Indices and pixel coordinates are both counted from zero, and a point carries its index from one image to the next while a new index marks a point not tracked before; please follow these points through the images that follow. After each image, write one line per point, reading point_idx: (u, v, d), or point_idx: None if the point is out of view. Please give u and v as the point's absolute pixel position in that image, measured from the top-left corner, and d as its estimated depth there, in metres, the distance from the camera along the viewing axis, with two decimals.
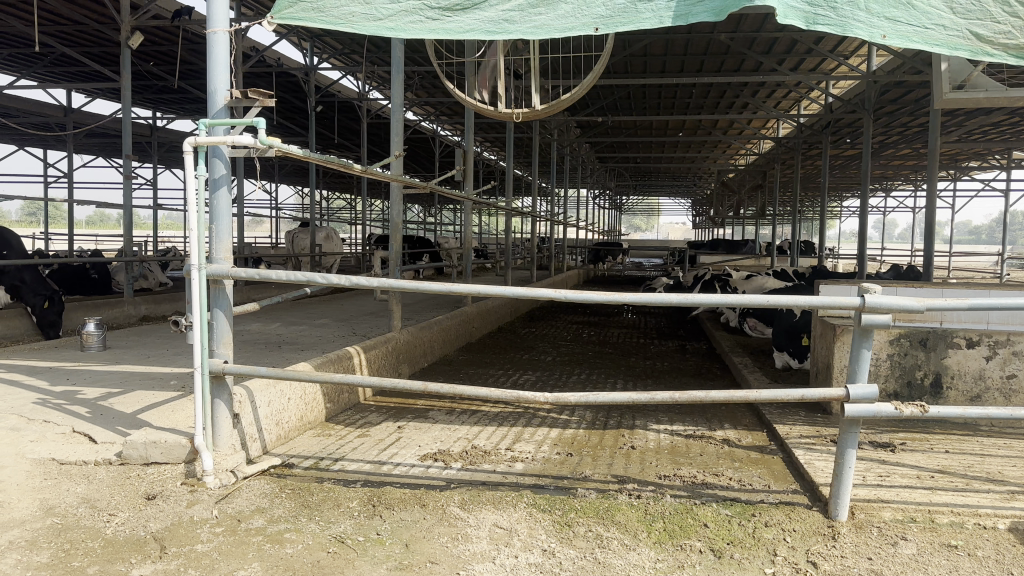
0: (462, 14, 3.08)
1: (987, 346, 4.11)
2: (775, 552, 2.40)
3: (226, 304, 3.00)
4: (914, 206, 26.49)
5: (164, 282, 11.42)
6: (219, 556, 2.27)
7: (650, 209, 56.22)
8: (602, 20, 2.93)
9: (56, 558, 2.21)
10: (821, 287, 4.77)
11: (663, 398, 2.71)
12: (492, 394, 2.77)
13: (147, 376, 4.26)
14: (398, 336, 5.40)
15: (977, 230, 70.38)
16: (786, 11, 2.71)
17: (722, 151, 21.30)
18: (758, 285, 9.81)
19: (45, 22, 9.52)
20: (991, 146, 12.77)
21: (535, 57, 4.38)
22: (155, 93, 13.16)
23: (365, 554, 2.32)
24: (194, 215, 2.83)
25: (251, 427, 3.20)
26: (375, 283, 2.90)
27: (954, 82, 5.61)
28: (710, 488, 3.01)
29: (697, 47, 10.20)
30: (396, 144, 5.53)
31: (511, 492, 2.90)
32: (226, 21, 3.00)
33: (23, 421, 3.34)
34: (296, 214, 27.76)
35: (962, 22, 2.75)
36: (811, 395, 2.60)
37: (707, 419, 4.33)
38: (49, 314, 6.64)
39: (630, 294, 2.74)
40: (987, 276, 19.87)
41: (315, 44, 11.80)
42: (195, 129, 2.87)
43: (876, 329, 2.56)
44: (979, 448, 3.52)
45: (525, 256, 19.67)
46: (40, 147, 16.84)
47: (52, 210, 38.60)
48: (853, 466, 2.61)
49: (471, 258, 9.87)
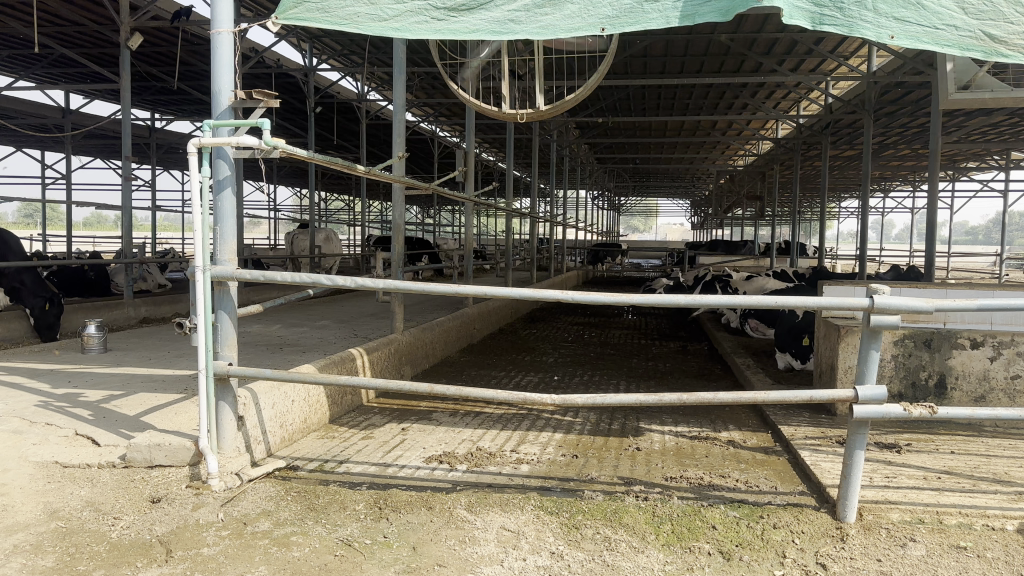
0: (468, 14, 3.07)
1: (991, 346, 4.11)
2: (785, 554, 2.38)
3: (231, 306, 2.98)
4: (912, 207, 26.52)
5: (163, 284, 11.40)
6: (226, 560, 2.26)
7: (648, 210, 56.38)
8: (608, 20, 2.93)
9: (61, 562, 2.19)
10: (825, 287, 4.77)
11: (671, 400, 2.70)
12: (498, 396, 2.75)
13: (149, 379, 4.24)
14: (400, 337, 5.40)
15: (974, 231, 70.51)
16: (793, 11, 2.70)
17: (721, 151, 21.32)
18: (759, 285, 9.82)
19: (45, 23, 9.50)
20: (990, 146, 12.79)
21: (539, 57, 4.37)
22: (154, 94, 13.12)
23: (373, 558, 2.30)
24: (199, 216, 2.82)
25: (255, 430, 3.19)
26: (380, 285, 2.88)
27: (959, 83, 5.62)
28: (716, 489, 3.00)
29: (697, 47, 10.20)
30: (398, 145, 5.52)
31: (518, 494, 2.89)
32: (230, 21, 2.99)
33: (25, 423, 3.32)
34: (296, 214, 27.74)
35: (974, 23, 2.75)
36: (819, 396, 2.59)
37: (711, 420, 4.32)
38: (49, 316, 6.64)
39: (637, 295, 2.73)
40: (986, 276, 19.88)
41: (315, 45, 11.79)
42: (199, 130, 2.86)
43: (885, 330, 2.55)
44: (984, 449, 3.52)
45: (525, 257, 19.68)
46: (38, 148, 16.81)
47: (50, 211, 38.55)
48: (861, 467, 2.60)
49: (472, 260, 9.87)
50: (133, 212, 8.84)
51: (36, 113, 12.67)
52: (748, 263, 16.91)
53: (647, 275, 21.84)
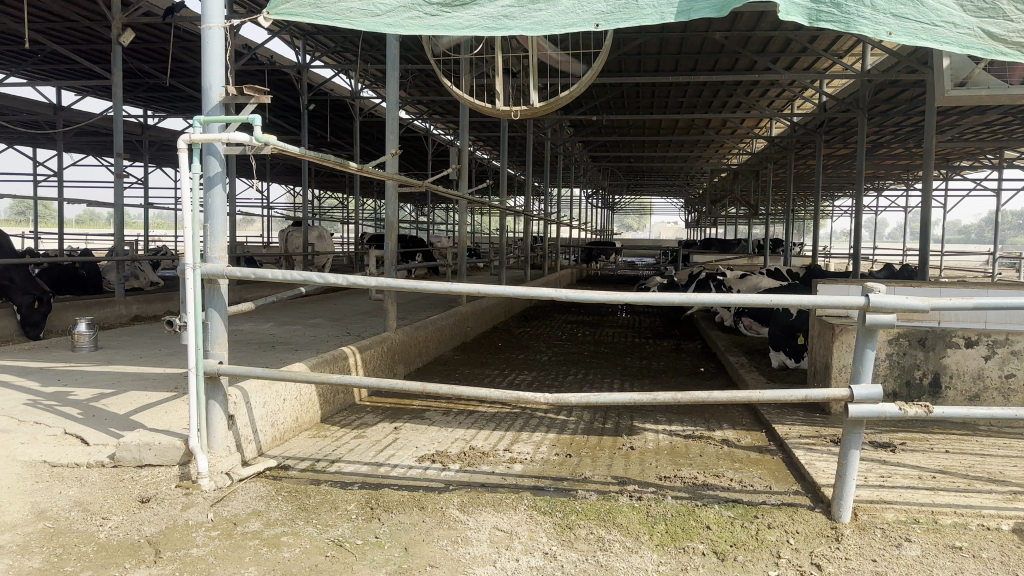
0: (461, 9, 3.03)
1: (986, 345, 4.11)
2: (779, 554, 2.37)
3: (221, 304, 2.94)
4: (905, 206, 26.62)
5: (156, 282, 11.34)
6: (215, 561, 2.23)
7: (642, 210, 56.43)
8: (603, 16, 2.90)
9: (49, 563, 2.16)
10: (820, 287, 4.75)
11: (665, 399, 2.68)
12: (492, 394, 2.71)
13: (139, 377, 4.20)
14: (394, 335, 5.36)
15: (966, 231, 70.76)
16: (789, 7, 2.69)
17: (714, 150, 21.36)
18: (753, 285, 9.82)
19: (37, 19, 9.42)
20: (984, 146, 12.86)
21: (532, 55, 4.34)
22: (146, 91, 13.07)
23: (364, 559, 2.28)
24: (188, 214, 2.78)
25: (246, 429, 3.15)
26: (373, 283, 2.83)
27: (957, 80, 5.68)
28: (711, 489, 2.99)
29: (691, 46, 10.24)
30: (392, 143, 5.47)
31: (511, 494, 2.87)
32: (221, 17, 2.95)
33: (14, 422, 3.28)
34: (290, 212, 27.66)
35: (973, 20, 2.74)
36: (814, 395, 2.58)
37: (705, 420, 4.31)
38: (36, 314, 6.56)
39: (631, 294, 2.70)
40: (979, 275, 19.89)
41: (308, 42, 11.76)
42: (189, 126, 2.81)
43: (881, 328, 2.54)
44: (979, 448, 3.51)
45: (519, 255, 19.63)
46: (28, 145, 16.68)
47: (43, 209, 38.61)
48: (856, 467, 2.59)
49: (465, 258, 9.71)
50: (125, 209, 8.78)
51: (28, 110, 12.57)
52: (741, 263, 16.88)
53: (641, 275, 21.73)
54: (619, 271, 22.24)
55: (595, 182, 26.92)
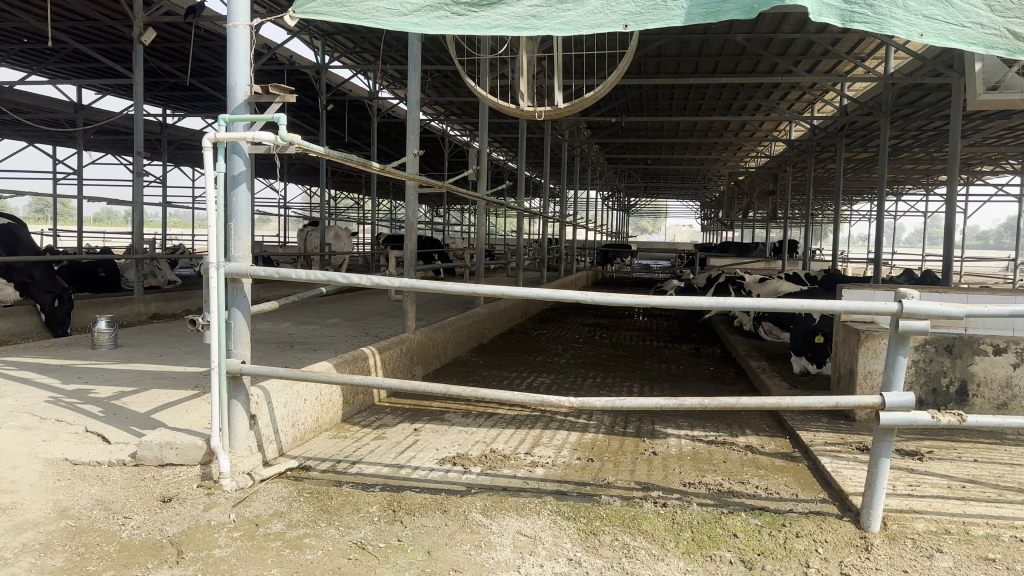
0: (489, 9, 3.00)
1: (1014, 353, 4.04)
2: (809, 563, 2.32)
3: (244, 303, 2.94)
4: (926, 211, 26.27)
5: (173, 280, 11.45)
6: (238, 562, 2.21)
7: (657, 211, 56.54)
8: (632, 16, 2.86)
9: (71, 562, 2.15)
10: (844, 291, 4.68)
11: (692, 405, 2.62)
12: (516, 398, 2.66)
13: (159, 376, 4.20)
14: (411, 336, 5.32)
15: (985, 237, 70.01)
16: (823, 8, 2.64)
17: (732, 153, 21.20)
18: (773, 289, 9.67)
19: (59, 18, 9.53)
20: (1008, 150, 12.62)
21: (557, 53, 4.25)
22: (166, 91, 13.16)
23: (387, 562, 2.25)
24: (214, 213, 2.76)
25: (268, 429, 3.15)
26: (395, 283, 2.78)
27: (988, 84, 5.54)
28: (736, 496, 2.94)
29: (713, 47, 10.16)
30: (413, 143, 5.39)
31: (534, 499, 2.82)
32: (248, 15, 2.94)
33: (35, 420, 3.28)
34: (307, 212, 27.75)
35: (999, 20, 2.69)
36: (846, 402, 2.52)
37: (728, 425, 4.26)
38: (59, 313, 6.64)
39: (658, 297, 2.65)
40: (1002, 282, 19.56)
41: (327, 43, 11.74)
42: (215, 124, 2.80)
43: (913, 335, 2.49)
44: (1008, 458, 3.44)
45: (534, 257, 19.60)
46: (48, 143, 16.85)
47: (60, 207, 39.25)
48: (886, 475, 2.54)
49: (482, 261, 9.58)
50: (143, 205, 8.79)
51: (49, 108, 12.70)
52: (758, 266, 16.72)
53: (657, 276, 22.03)
54: (634, 273, 22.25)
55: (611, 185, 26.81)
